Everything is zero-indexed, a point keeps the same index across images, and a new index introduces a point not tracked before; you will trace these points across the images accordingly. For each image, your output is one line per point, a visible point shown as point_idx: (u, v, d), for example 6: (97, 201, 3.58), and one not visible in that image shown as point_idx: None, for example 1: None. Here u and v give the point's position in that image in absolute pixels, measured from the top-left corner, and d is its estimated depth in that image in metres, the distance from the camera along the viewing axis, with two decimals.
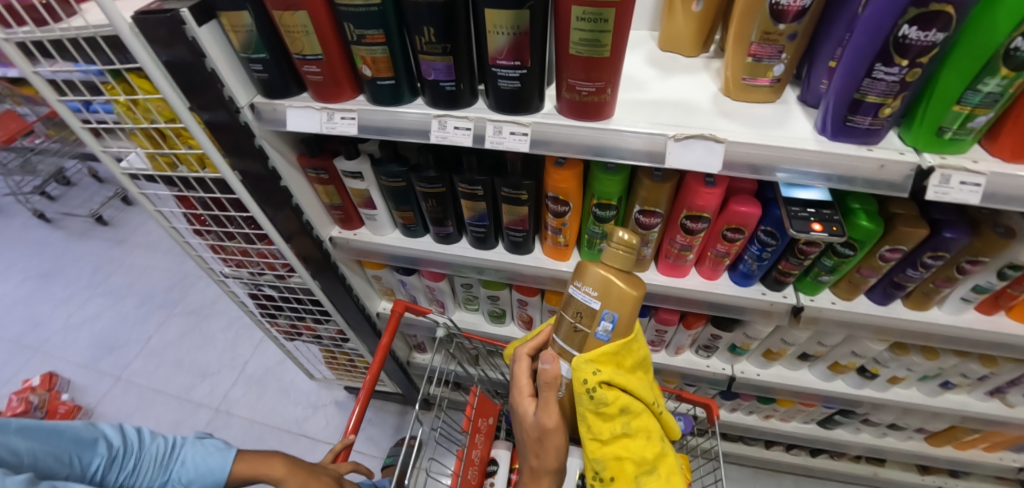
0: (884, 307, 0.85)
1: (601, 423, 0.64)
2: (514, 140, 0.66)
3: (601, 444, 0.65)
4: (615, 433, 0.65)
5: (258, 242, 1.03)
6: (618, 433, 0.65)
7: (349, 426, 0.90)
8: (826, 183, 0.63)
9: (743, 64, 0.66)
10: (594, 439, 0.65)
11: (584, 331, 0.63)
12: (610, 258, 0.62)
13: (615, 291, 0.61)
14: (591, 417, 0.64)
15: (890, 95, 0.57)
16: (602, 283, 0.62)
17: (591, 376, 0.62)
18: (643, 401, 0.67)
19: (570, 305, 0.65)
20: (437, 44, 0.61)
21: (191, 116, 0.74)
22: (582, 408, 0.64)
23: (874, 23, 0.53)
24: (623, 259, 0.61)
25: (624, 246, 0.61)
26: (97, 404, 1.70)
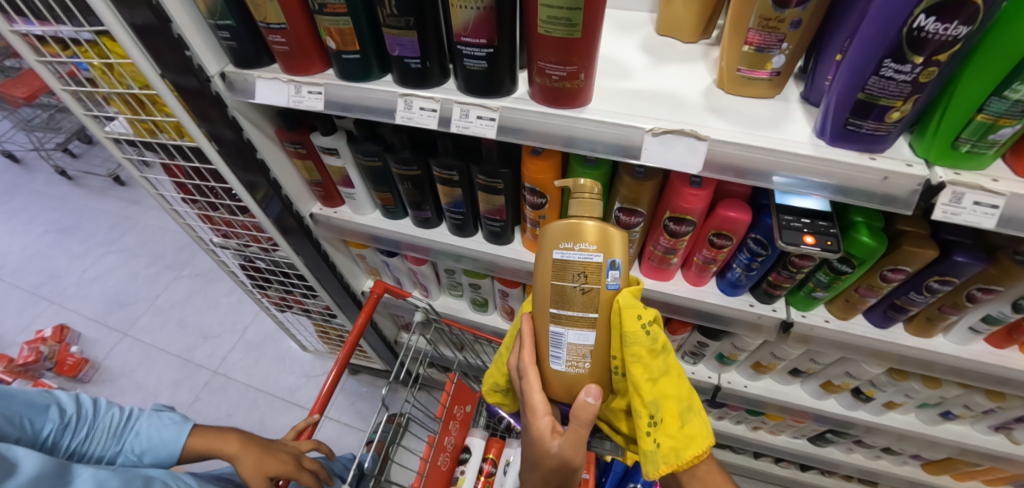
0: (883, 330, 0.78)
1: (651, 359, 0.63)
2: (481, 125, 0.61)
3: (653, 385, 0.63)
4: (661, 371, 0.64)
5: (241, 215, 1.02)
6: (662, 371, 0.65)
7: (317, 401, 0.89)
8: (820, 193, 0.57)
9: (743, 54, 0.59)
10: (647, 379, 0.63)
11: (595, 288, 0.62)
12: (581, 208, 0.62)
13: (609, 234, 0.61)
14: (646, 353, 0.62)
15: (900, 97, 0.50)
16: (589, 233, 0.61)
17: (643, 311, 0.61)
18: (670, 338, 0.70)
19: (566, 271, 0.62)
20: (400, 17, 0.56)
21: (163, 83, 0.69)
22: (636, 347, 0.62)
23: (887, 12, 0.47)
24: (593, 205, 0.62)
25: (590, 191, 0.62)
26: (105, 358, 1.76)
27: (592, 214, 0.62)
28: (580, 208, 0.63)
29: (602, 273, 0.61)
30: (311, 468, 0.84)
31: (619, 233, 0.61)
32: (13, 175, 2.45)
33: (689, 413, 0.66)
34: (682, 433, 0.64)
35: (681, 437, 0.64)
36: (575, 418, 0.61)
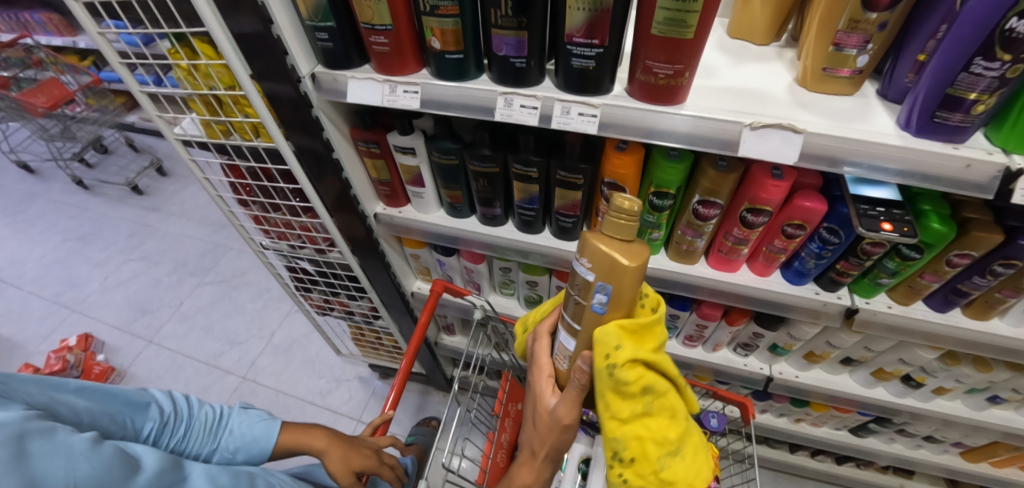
0: (943, 314, 0.84)
1: (621, 401, 0.58)
2: (582, 121, 0.64)
3: (620, 424, 0.60)
4: (635, 412, 0.59)
5: (302, 215, 1.03)
6: (638, 412, 0.59)
7: (389, 400, 0.91)
8: (905, 180, 0.61)
9: (823, 49, 0.63)
10: (612, 418, 0.59)
11: (582, 303, 0.59)
12: (614, 229, 0.54)
13: (608, 270, 0.54)
14: (611, 394, 0.58)
15: (987, 92, 0.54)
16: (597, 255, 0.55)
17: (613, 350, 0.56)
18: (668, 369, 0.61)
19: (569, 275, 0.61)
20: (513, 18, 0.60)
21: (252, 84, 0.73)
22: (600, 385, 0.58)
23: (978, 15, 0.51)
24: (629, 227, 0.53)
25: (623, 214, 0.53)
26: (130, 365, 1.73)
27: (608, 247, 0.54)
28: (613, 228, 0.54)
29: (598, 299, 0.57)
30: (390, 463, 0.86)
31: (628, 268, 0.53)
32: (28, 185, 2.44)
33: (665, 460, 0.60)
34: (655, 476, 0.60)
35: (653, 480, 0.60)
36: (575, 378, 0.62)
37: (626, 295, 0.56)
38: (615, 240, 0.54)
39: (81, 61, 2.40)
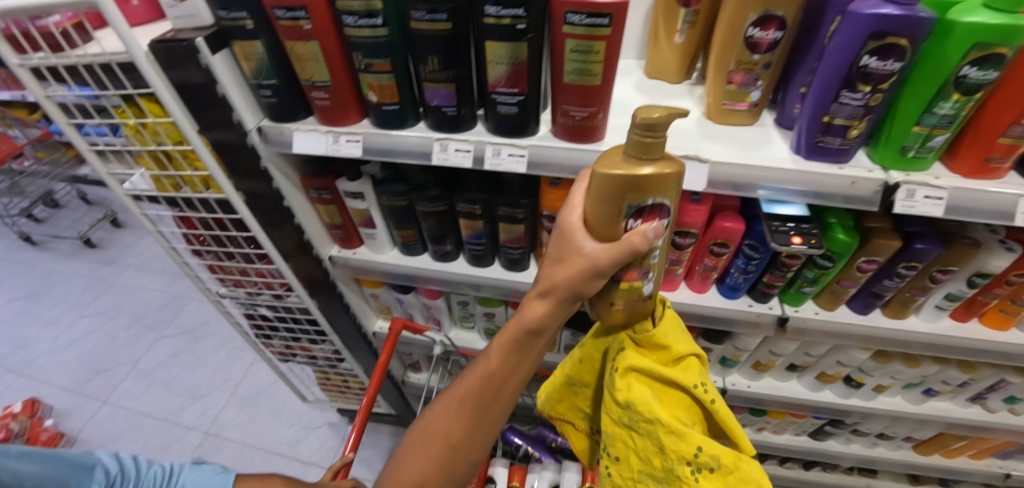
0: (865, 316, 0.91)
1: (615, 406, 0.63)
2: (512, 162, 0.69)
3: (616, 424, 0.64)
4: (626, 420, 0.62)
5: (258, 262, 1.04)
6: (629, 421, 0.61)
7: (350, 442, 0.92)
8: (803, 199, 0.68)
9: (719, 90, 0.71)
10: (609, 415, 0.64)
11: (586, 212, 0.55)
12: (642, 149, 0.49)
13: (594, 181, 0.51)
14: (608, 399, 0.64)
15: (856, 118, 0.62)
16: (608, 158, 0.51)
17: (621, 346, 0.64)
18: (649, 411, 0.59)
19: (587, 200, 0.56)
20: (441, 72, 0.65)
21: (199, 138, 0.75)
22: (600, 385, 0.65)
23: (839, 54, 0.59)
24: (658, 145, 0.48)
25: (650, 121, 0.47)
26: (82, 430, 1.63)
27: (613, 164, 0.50)
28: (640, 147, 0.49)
29: (592, 208, 0.53)
30: None
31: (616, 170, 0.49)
32: None
33: (645, 480, 0.63)
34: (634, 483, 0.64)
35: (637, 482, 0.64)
36: (625, 243, 0.51)
37: (611, 209, 0.52)
38: (635, 159, 0.50)
39: (30, 115, 2.36)
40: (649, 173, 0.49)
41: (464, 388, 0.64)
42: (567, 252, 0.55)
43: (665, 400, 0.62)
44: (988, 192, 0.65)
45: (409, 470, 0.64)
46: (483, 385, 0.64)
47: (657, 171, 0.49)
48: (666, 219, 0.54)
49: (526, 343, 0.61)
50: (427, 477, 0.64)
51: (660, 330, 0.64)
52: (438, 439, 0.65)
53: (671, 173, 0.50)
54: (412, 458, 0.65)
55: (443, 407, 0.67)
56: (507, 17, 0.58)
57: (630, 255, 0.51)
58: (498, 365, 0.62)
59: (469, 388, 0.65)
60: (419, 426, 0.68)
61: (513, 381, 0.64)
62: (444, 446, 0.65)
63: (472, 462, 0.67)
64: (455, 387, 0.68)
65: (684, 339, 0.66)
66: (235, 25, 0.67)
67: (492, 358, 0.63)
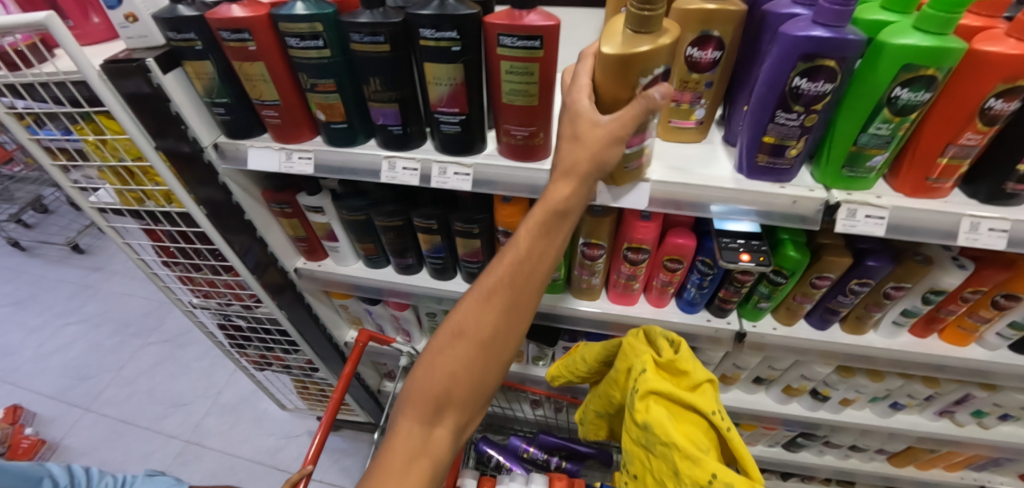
0: (823, 331, 0.91)
1: (636, 427, 0.68)
2: (458, 180, 0.70)
3: (637, 442, 0.69)
4: (646, 441, 0.66)
5: (225, 274, 1.05)
6: (648, 443, 0.66)
7: (308, 454, 0.93)
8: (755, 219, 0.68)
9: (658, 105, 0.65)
10: (631, 434, 0.70)
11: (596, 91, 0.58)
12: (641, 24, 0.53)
13: (601, 62, 0.55)
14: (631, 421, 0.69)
15: (792, 138, 0.62)
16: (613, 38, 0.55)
17: (641, 370, 0.70)
18: (662, 431, 0.62)
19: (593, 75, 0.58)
20: (384, 93, 0.66)
21: (156, 154, 0.76)
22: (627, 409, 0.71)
23: (771, 76, 0.59)
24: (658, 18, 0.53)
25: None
26: (64, 437, 1.64)
27: (616, 41, 0.54)
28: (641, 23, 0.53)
29: (601, 88, 0.57)
30: None
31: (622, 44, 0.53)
32: None
33: None
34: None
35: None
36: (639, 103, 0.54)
37: (618, 83, 0.56)
38: (635, 35, 0.54)
39: None
40: (649, 45, 0.53)
41: (492, 278, 0.60)
42: (583, 129, 0.57)
43: (683, 424, 0.65)
44: (930, 212, 0.66)
45: (439, 371, 0.60)
46: (513, 276, 0.60)
47: (656, 45, 0.53)
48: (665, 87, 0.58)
49: (552, 225, 0.59)
50: (457, 377, 0.60)
51: (680, 361, 0.69)
52: (469, 338, 0.60)
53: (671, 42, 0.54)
54: (440, 358, 0.61)
55: (469, 303, 0.61)
56: (443, 40, 0.59)
57: (647, 114, 0.54)
58: (527, 252, 0.59)
59: (497, 281, 0.61)
60: (445, 328, 0.62)
61: (544, 268, 0.60)
62: (474, 344, 0.60)
63: (504, 363, 0.62)
64: (481, 281, 0.62)
65: (702, 370, 0.70)
66: (185, 46, 0.68)
67: (520, 244, 0.60)
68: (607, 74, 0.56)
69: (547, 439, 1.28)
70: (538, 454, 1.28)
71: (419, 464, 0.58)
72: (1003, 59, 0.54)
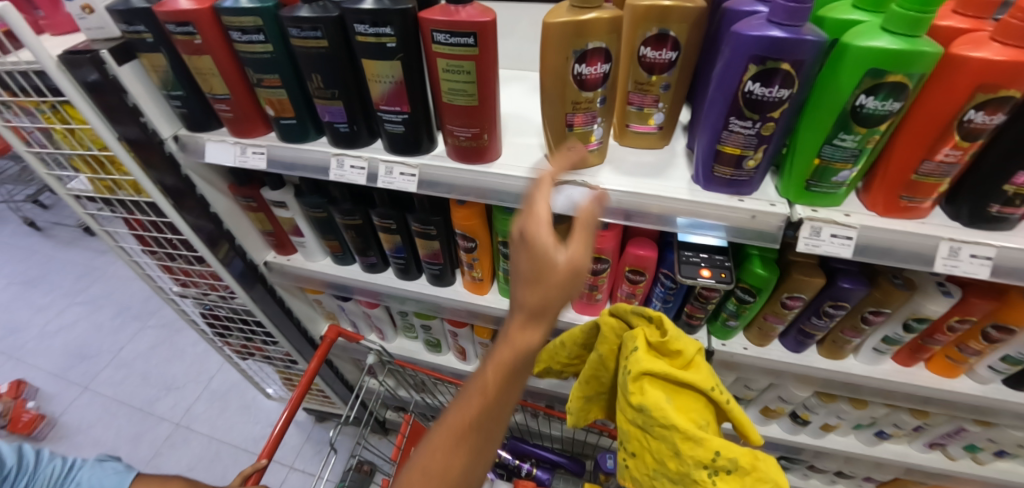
0: (798, 354, 0.86)
1: (628, 408, 0.59)
2: (403, 181, 0.68)
3: (627, 420, 0.60)
4: (641, 424, 0.57)
5: (197, 265, 1.06)
6: (643, 425, 0.57)
7: (265, 447, 0.93)
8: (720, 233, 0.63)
9: (608, 105, 0.61)
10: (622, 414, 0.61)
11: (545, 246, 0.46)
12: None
13: (545, 35, 0.55)
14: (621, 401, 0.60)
15: (749, 147, 0.58)
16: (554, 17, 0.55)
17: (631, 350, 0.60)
18: (659, 414, 0.54)
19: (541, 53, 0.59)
20: (327, 90, 0.64)
21: (120, 145, 0.76)
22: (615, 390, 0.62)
23: (724, 80, 0.55)
24: None
25: None
26: (62, 413, 1.71)
27: (559, 15, 0.54)
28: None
29: (545, 65, 0.58)
30: None
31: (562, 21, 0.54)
32: None
33: (659, 480, 0.58)
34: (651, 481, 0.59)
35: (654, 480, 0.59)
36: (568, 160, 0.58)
37: (560, 58, 0.56)
38: (579, 9, 0.54)
39: None
40: (591, 18, 0.53)
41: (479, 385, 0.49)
42: (538, 263, 0.46)
43: (681, 403, 0.58)
44: (902, 234, 0.60)
45: (417, 475, 0.50)
46: (498, 390, 0.50)
47: (598, 17, 0.53)
48: (609, 65, 0.58)
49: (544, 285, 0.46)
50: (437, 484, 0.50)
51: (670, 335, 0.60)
52: (451, 442, 0.51)
53: (613, 17, 0.54)
54: (421, 462, 0.51)
55: (452, 413, 0.52)
56: (375, 35, 0.57)
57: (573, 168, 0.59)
58: (509, 367, 0.49)
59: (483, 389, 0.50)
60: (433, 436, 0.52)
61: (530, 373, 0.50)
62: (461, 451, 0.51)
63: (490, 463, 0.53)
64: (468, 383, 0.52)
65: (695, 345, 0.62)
66: (136, 38, 0.68)
67: (503, 358, 0.49)
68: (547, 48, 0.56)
69: (519, 443, 1.27)
70: (510, 459, 1.23)
71: None
72: (983, 66, 0.48)
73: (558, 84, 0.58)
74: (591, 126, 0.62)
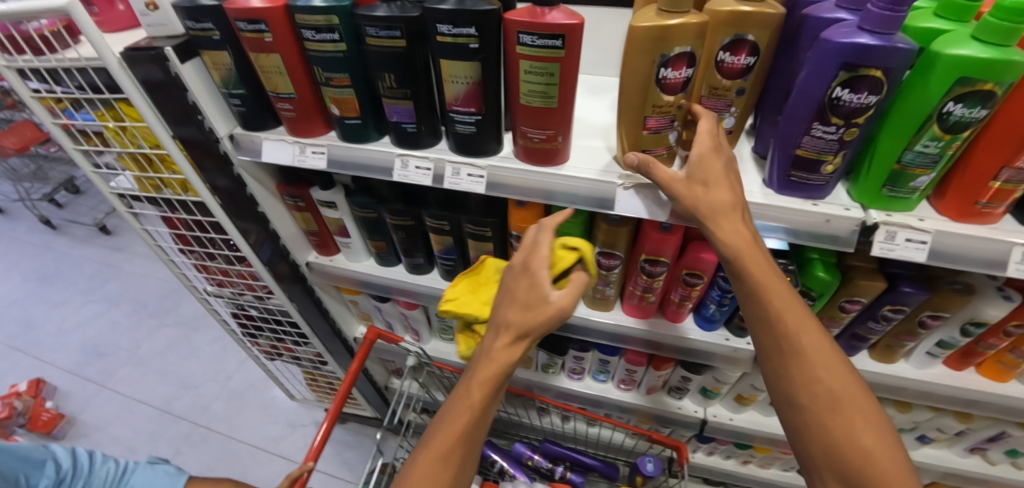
0: (850, 358, 0.87)
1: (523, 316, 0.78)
2: (470, 182, 0.68)
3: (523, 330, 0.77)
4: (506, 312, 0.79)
5: (237, 264, 1.05)
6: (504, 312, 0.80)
7: (311, 449, 0.92)
8: (784, 235, 0.64)
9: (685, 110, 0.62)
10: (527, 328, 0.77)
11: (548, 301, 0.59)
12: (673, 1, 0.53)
13: (631, 39, 0.56)
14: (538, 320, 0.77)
15: (830, 152, 0.58)
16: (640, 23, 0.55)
17: None
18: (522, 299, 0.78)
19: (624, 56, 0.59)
20: (398, 89, 0.64)
21: (173, 142, 0.76)
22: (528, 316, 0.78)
23: (810, 85, 0.55)
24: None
25: None
26: (81, 411, 1.69)
27: (645, 20, 0.55)
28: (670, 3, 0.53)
29: (626, 68, 0.58)
30: None
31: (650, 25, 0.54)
32: None
33: None
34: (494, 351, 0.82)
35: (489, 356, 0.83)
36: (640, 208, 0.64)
37: (643, 62, 0.56)
38: (666, 13, 0.54)
39: None
40: (678, 24, 0.53)
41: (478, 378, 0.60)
42: (536, 299, 0.59)
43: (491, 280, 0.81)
44: (978, 239, 0.60)
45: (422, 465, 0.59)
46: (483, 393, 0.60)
47: (685, 22, 0.54)
48: (692, 69, 0.58)
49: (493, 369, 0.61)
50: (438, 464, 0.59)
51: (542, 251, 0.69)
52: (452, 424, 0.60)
53: (699, 23, 0.54)
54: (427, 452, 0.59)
55: (444, 428, 0.60)
56: (460, 36, 0.57)
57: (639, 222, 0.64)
58: (477, 405, 0.60)
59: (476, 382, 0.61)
60: (417, 455, 0.61)
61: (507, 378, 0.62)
62: (441, 464, 0.59)
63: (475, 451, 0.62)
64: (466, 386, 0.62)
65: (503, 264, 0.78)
66: (202, 35, 0.68)
67: (492, 356, 0.61)
68: (631, 49, 0.56)
69: (552, 446, 1.26)
70: (543, 462, 1.24)
71: None
72: None
73: (639, 87, 0.58)
74: (665, 130, 0.62)
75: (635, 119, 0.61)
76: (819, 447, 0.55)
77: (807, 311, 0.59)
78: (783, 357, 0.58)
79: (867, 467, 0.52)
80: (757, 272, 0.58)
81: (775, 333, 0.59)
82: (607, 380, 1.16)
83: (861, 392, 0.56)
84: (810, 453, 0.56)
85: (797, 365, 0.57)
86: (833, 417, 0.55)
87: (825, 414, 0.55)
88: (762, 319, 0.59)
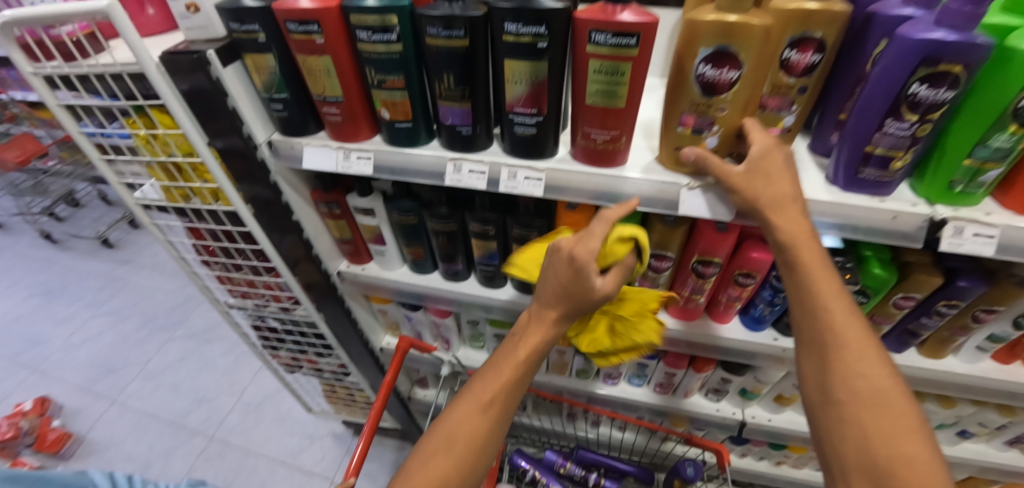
0: (898, 354, 0.86)
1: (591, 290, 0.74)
2: (528, 185, 0.66)
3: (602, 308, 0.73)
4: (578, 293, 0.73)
5: (266, 274, 1.02)
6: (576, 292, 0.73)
7: (351, 466, 0.88)
8: (839, 232, 0.65)
9: (733, 114, 0.59)
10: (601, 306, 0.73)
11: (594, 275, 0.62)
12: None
13: (688, 37, 0.55)
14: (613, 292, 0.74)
15: (900, 149, 0.57)
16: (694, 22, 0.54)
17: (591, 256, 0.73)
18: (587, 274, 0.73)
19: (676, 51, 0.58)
20: (456, 91, 0.62)
21: (209, 150, 0.74)
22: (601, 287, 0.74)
23: (884, 80, 0.54)
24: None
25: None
26: (89, 429, 1.64)
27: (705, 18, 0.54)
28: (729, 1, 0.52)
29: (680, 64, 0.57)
30: None
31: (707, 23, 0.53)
32: None
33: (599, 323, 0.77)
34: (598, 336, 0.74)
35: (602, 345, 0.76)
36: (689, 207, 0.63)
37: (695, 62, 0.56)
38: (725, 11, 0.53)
39: None
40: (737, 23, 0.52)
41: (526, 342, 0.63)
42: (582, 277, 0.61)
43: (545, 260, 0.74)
44: None
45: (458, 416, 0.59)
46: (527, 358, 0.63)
47: (747, 22, 0.52)
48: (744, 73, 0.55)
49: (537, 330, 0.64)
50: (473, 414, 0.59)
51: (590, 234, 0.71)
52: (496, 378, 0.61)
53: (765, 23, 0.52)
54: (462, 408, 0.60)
55: (486, 381, 0.62)
56: (526, 35, 0.55)
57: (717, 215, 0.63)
58: (522, 360, 0.62)
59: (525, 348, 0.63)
60: (459, 401, 0.61)
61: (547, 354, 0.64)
62: (482, 414, 0.59)
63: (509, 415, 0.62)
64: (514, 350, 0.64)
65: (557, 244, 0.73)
66: (247, 38, 0.65)
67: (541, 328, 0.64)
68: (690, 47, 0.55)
69: (586, 453, 1.24)
70: (576, 470, 1.22)
71: (445, 455, 0.57)
72: None
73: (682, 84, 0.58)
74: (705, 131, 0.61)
75: (673, 114, 0.61)
76: (849, 445, 0.52)
77: (854, 309, 0.56)
78: (822, 352, 0.56)
79: (896, 474, 0.47)
80: (809, 261, 0.56)
81: (816, 329, 0.56)
82: (642, 384, 1.15)
83: (905, 400, 0.52)
84: (838, 454, 0.53)
85: (848, 356, 0.54)
86: (871, 415, 0.51)
87: (863, 411, 0.52)
88: (808, 315, 0.57)
